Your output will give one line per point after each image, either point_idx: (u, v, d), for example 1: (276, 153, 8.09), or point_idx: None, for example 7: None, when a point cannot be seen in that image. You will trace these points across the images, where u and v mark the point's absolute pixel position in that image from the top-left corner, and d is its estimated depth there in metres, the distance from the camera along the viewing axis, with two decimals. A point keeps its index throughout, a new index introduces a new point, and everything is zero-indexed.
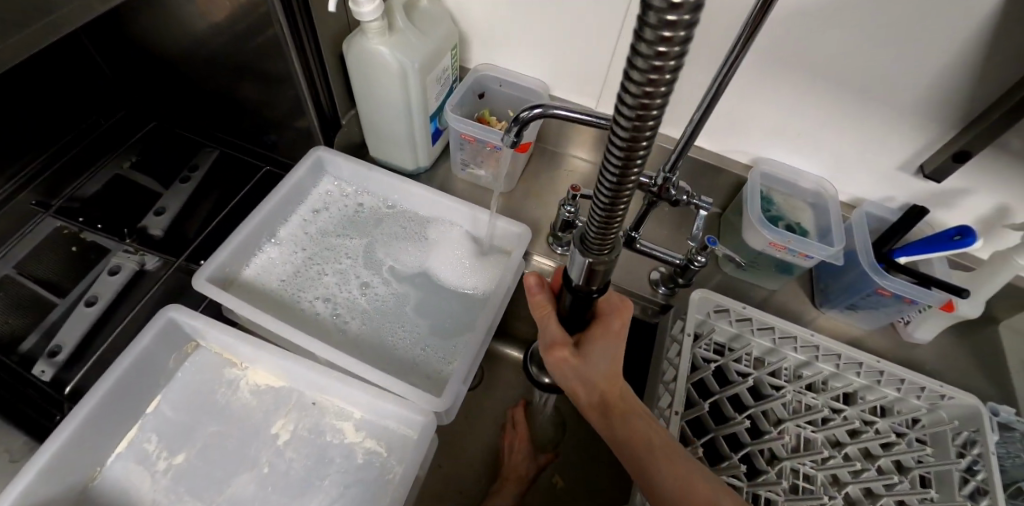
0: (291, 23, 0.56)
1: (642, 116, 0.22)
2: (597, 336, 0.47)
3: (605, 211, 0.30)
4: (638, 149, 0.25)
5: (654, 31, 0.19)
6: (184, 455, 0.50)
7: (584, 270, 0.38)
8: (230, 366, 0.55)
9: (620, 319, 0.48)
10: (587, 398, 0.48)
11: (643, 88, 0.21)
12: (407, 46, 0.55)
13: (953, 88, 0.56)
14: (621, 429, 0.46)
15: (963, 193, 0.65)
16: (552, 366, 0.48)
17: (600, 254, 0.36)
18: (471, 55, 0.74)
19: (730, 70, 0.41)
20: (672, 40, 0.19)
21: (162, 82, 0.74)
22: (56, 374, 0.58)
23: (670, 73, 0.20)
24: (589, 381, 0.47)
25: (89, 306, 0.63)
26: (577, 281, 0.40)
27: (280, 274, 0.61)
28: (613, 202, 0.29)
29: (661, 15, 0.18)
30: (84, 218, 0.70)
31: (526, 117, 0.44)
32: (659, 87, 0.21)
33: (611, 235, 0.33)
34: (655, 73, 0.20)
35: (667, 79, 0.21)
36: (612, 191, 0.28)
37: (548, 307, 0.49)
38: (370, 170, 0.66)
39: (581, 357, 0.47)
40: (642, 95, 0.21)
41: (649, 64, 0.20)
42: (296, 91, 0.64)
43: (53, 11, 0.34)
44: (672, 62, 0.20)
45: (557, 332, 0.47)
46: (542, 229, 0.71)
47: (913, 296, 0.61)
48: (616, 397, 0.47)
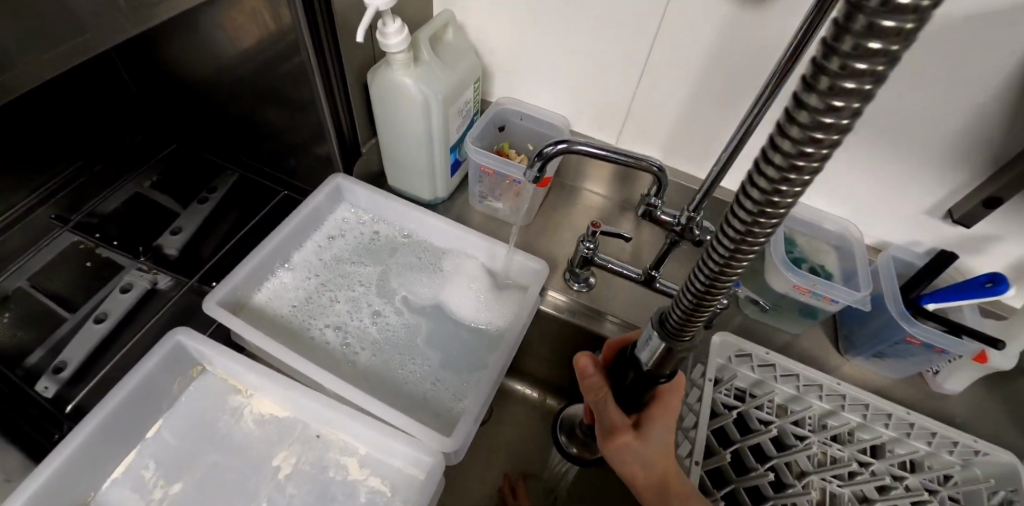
0: (318, 52, 0.57)
1: (779, 193, 0.21)
2: (660, 416, 0.43)
3: (702, 293, 0.29)
4: (759, 230, 0.23)
5: (822, 98, 0.17)
6: (181, 484, 0.48)
7: (657, 352, 0.36)
8: (235, 393, 0.54)
9: (681, 394, 0.43)
10: (642, 480, 0.45)
11: (784, 173, 0.20)
12: (432, 78, 0.56)
13: (983, 131, 0.55)
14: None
15: (995, 239, 0.63)
16: (609, 448, 0.44)
17: (681, 341, 0.34)
18: (493, 89, 0.75)
19: (762, 108, 0.40)
20: (845, 107, 0.17)
21: (188, 105, 0.76)
22: (58, 391, 0.57)
23: (818, 161, 0.19)
24: (648, 464, 0.43)
25: (97, 323, 0.62)
26: (645, 366, 0.38)
27: (291, 299, 0.60)
28: (716, 283, 0.28)
29: (837, 81, 0.17)
30: (101, 234, 0.70)
31: (548, 153, 0.44)
32: (803, 174, 0.20)
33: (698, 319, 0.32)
34: (810, 149, 0.19)
35: (813, 167, 0.20)
36: (716, 272, 0.27)
37: (603, 387, 0.44)
38: (387, 199, 0.66)
39: (643, 439, 0.43)
40: (781, 180, 0.20)
41: (803, 139, 0.19)
42: (319, 118, 0.64)
43: (90, 28, 0.34)
44: (830, 140, 0.18)
45: (615, 415, 0.43)
46: (559, 264, 0.70)
47: (944, 345, 0.59)
48: (674, 478, 0.44)
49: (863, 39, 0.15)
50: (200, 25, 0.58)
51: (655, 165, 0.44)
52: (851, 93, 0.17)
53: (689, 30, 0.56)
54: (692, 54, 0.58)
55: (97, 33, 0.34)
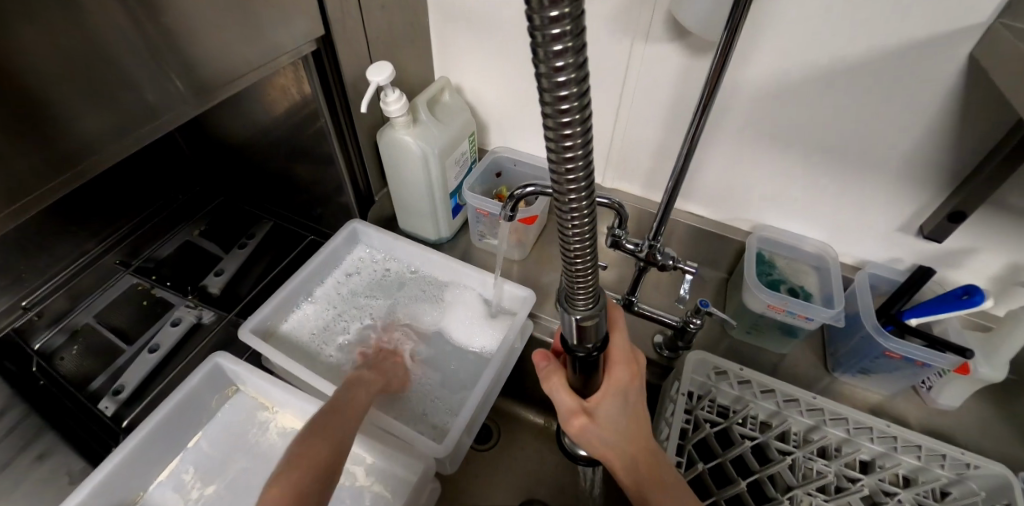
0: (336, 117, 0.69)
1: (570, 175, 0.25)
2: (610, 394, 0.46)
3: (576, 279, 0.32)
4: (575, 198, 0.26)
5: (554, 108, 0.22)
6: (215, 486, 0.56)
7: (574, 329, 0.37)
8: (263, 409, 0.62)
9: (630, 372, 0.47)
10: (610, 459, 0.48)
11: (562, 144, 0.23)
12: (428, 135, 0.65)
13: (933, 153, 0.60)
14: (653, 499, 0.46)
15: (967, 253, 0.66)
16: (571, 431, 0.48)
17: (587, 310, 0.35)
18: (489, 140, 0.85)
19: (695, 131, 0.49)
20: (570, 108, 0.22)
21: (232, 165, 0.88)
22: (116, 410, 0.67)
23: (580, 123, 0.23)
24: (613, 445, 0.47)
25: (151, 353, 0.72)
26: (571, 342, 0.39)
27: (313, 329, 0.68)
28: (579, 271, 0.31)
29: (550, 63, 0.20)
30: (156, 276, 0.81)
31: (519, 195, 0.51)
32: (576, 138, 0.23)
33: (591, 291, 0.33)
34: (564, 119, 0.22)
35: (581, 129, 0.23)
36: (572, 247, 0.29)
37: (557, 377, 0.48)
38: (396, 240, 0.74)
39: (597, 419, 0.46)
40: (563, 152, 0.24)
41: (558, 133, 0.23)
42: (337, 171, 0.75)
43: (164, 114, 0.44)
44: (576, 125, 0.23)
45: (571, 403, 0.46)
46: (552, 292, 0.76)
47: (926, 359, 0.61)
48: (642, 459, 0.48)
49: (547, 30, 0.19)
50: (243, 103, 0.71)
51: (617, 203, 0.50)
52: (564, 69, 0.21)
53: (649, 80, 0.64)
54: (660, 90, 0.65)
55: (173, 115, 0.45)
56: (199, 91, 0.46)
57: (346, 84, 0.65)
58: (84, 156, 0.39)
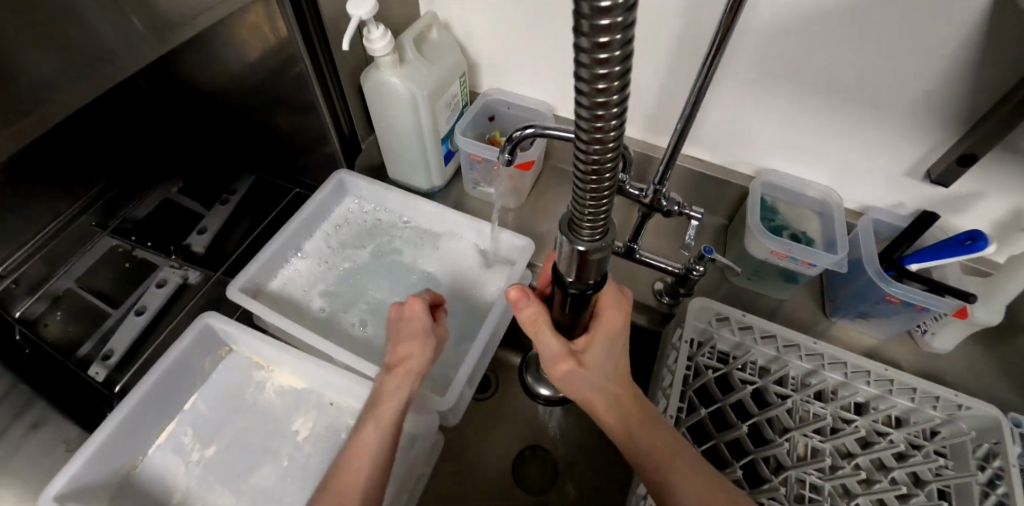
0: (313, 59, 0.63)
1: (600, 103, 0.22)
2: (599, 338, 0.47)
3: (587, 207, 0.30)
4: (603, 128, 0.24)
5: (591, 38, 0.20)
6: (215, 447, 0.56)
7: (573, 262, 0.36)
8: (259, 368, 0.61)
9: (619, 315, 0.48)
10: (596, 403, 0.47)
11: (594, 68, 0.21)
12: (416, 76, 0.60)
13: (952, 93, 0.56)
14: (641, 441, 0.45)
15: (973, 197, 0.64)
16: (557, 377, 0.48)
17: (593, 240, 0.33)
18: (481, 82, 0.79)
19: (710, 68, 0.45)
20: (611, 42, 0.19)
21: (205, 114, 0.83)
22: (108, 375, 0.66)
23: (620, 49, 0.20)
24: (599, 387, 0.47)
25: (138, 315, 0.70)
26: (570, 276, 0.38)
27: (303, 285, 0.66)
28: (593, 201, 0.29)
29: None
30: (136, 237, 0.78)
31: (518, 137, 0.48)
32: (613, 65, 0.21)
33: (601, 225, 0.32)
34: (603, 39, 0.19)
35: (620, 56, 0.20)
36: (586, 180, 0.27)
37: (541, 320, 0.46)
38: (386, 189, 0.71)
39: (585, 363, 0.46)
40: (595, 76, 0.21)
41: (593, 60, 0.20)
42: (320, 120, 0.70)
43: (123, 56, 0.40)
44: (617, 47, 0.20)
45: (558, 344, 0.46)
46: (549, 242, 0.74)
47: (925, 303, 0.61)
48: (629, 402, 0.47)
49: None
50: (212, 45, 0.65)
51: (620, 144, 0.47)
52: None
53: (654, 13, 0.59)
54: (666, 23, 0.60)
55: (132, 58, 0.41)
56: (157, 30, 0.41)
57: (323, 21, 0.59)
58: (32, 104, 0.35)
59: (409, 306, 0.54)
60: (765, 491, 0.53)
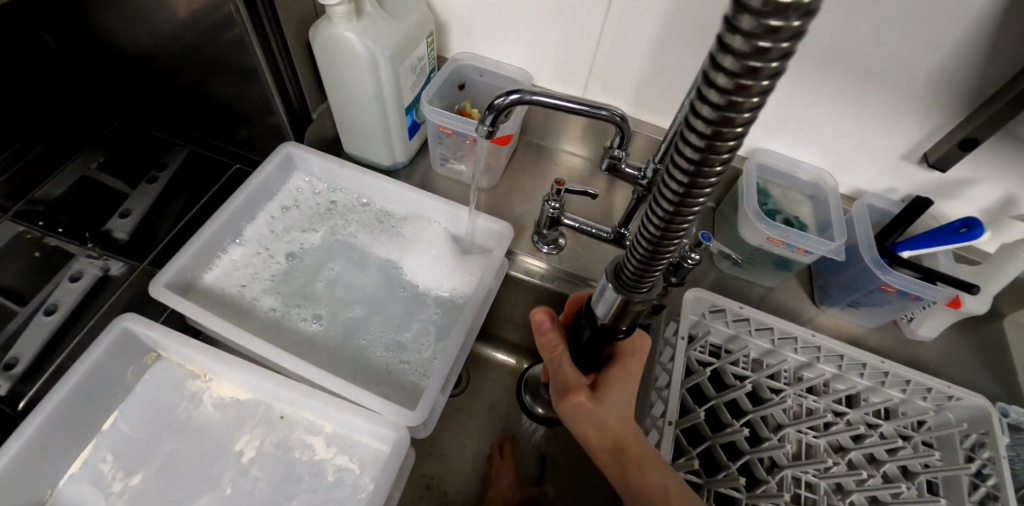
0: (253, 12, 0.53)
1: (705, 167, 0.20)
2: (616, 379, 0.43)
3: (643, 265, 0.29)
4: (696, 195, 0.22)
5: (756, 20, 0.14)
6: (142, 475, 0.47)
7: (614, 308, 0.34)
8: (193, 378, 0.52)
9: (640, 359, 0.44)
10: (598, 443, 0.44)
11: (713, 125, 0.18)
12: (376, 32, 0.51)
13: (959, 74, 0.53)
14: (633, 480, 0.42)
15: (966, 183, 0.62)
16: (563, 407, 0.45)
17: (636, 294, 0.33)
18: (450, 45, 0.71)
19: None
20: (782, 28, 0.14)
21: (127, 76, 0.71)
22: (11, 388, 0.55)
23: (754, 102, 0.17)
24: (603, 428, 0.43)
25: (48, 315, 0.59)
26: (603, 321, 0.37)
27: (242, 278, 0.57)
28: (650, 261, 0.28)
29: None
30: (45, 222, 0.66)
31: (501, 105, 0.42)
32: (734, 124, 0.18)
33: (652, 275, 0.30)
34: (739, 93, 0.17)
35: (746, 115, 0.18)
36: (657, 236, 0.25)
37: (561, 346, 0.45)
38: (343, 166, 0.62)
39: (597, 400, 0.43)
40: (710, 135, 0.19)
41: (720, 113, 0.18)
42: (262, 85, 0.61)
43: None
44: (733, 134, 0.18)
45: (571, 374, 0.44)
46: (527, 227, 0.67)
47: (919, 292, 0.59)
48: (630, 442, 0.43)
49: None
50: None
51: (617, 115, 0.42)
52: (777, 30, 0.14)
53: None
54: None
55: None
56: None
57: None
58: None
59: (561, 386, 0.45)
60: (761, 493, 0.50)
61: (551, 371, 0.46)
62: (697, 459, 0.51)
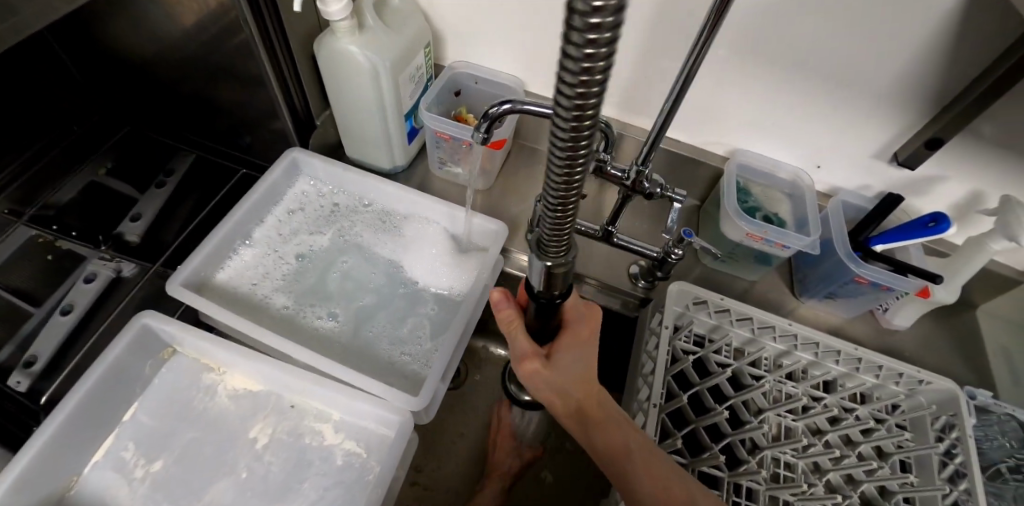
0: (259, 25, 0.56)
1: (575, 135, 0.22)
2: (567, 344, 0.47)
3: (554, 228, 0.31)
4: (573, 158, 0.24)
5: (581, 31, 0.17)
6: (162, 462, 0.50)
7: (542, 274, 0.37)
8: (208, 371, 0.56)
9: (589, 325, 0.48)
10: (562, 407, 0.48)
11: (573, 101, 0.20)
12: (377, 44, 0.55)
13: (924, 79, 0.57)
14: (596, 435, 0.46)
15: (935, 180, 0.66)
16: (525, 377, 0.48)
17: (557, 256, 0.35)
18: (445, 53, 0.74)
19: (700, 51, 0.41)
20: (599, 38, 0.17)
21: (135, 85, 0.74)
22: (31, 385, 0.58)
23: (598, 85, 0.19)
24: (563, 392, 0.47)
25: (64, 315, 0.62)
26: (537, 287, 0.39)
27: (253, 276, 0.60)
28: (558, 225, 0.30)
29: (583, 34, 0.17)
30: (59, 226, 0.69)
31: (494, 113, 0.45)
32: (588, 100, 0.20)
33: (564, 236, 0.32)
34: (585, 74, 0.19)
35: (596, 92, 0.20)
36: (557, 200, 0.27)
37: (516, 319, 0.47)
38: (346, 169, 0.66)
39: (552, 367, 0.46)
40: (573, 109, 0.21)
41: (573, 91, 0.20)
42: (268, 93, 0.64)
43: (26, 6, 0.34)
44: (590, 110, 0.21)
45: (526, 346, 0.46)
46: (521, 226, 0.71)
47: (890, 283, 0.62)
48: (589, 402, 0.47)
49: (586, 17, 0.16)
50: (137, 4, 0.56)
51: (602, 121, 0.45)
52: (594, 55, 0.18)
53: None
54: None
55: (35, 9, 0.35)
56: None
57: None
58: None
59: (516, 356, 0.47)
60: (741, 472, 0.53)
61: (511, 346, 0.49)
62: (681, 440, 0.54)
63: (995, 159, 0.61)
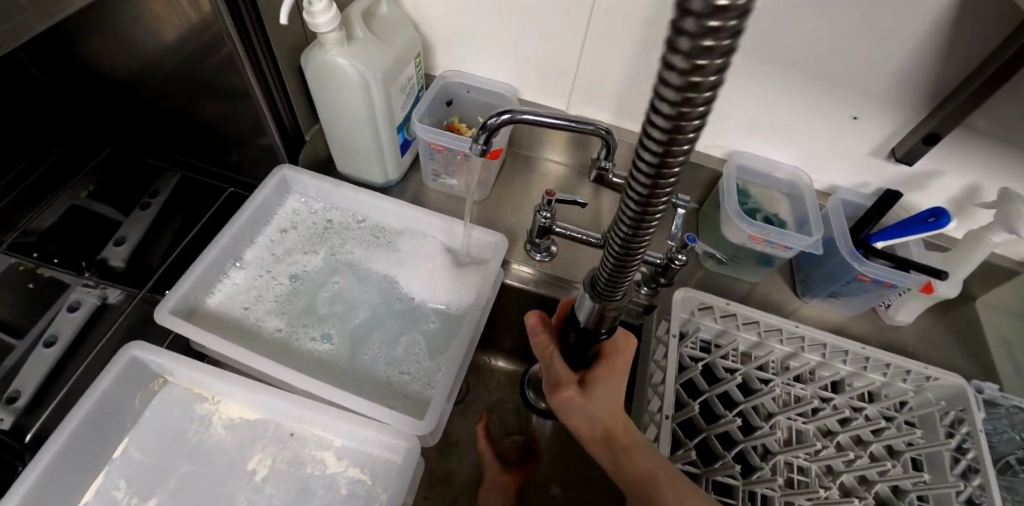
0: (245, 40, 0.54)
1: (655, 190, 0.23)
2: (603, 374, 0.46)
3: (614, 272, 0.32)
4: (650, 210, 0.24)
5: (699, 19, 0.15)
6: (156, 499, 0.48)
7: (592, 315, 0.38)
8: (202, 401, 0.53)
9: (625, 358, 0.47)
10: (591, 435, 0.46)
11: (660, 156, 0.21)
12: (367, 56, 0.53)
13: (920, 74, 0.56)
14: (625, 469, 0.44)
15: (933, 175, 0.66)
16: (556, 403, 0.47)
17: (610, 299, 0.36)
18: (436, 63, 0.73)
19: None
20: (717, 46, 0.15)
21: (113, 106, 0.71)
22: (15, 422, 0.55)
23: (693, 133, 0.19)
24: (594, 421, 0.45)
25: (47, 347, 0.59)
26: (584, 324, 0.40)
27: (244, 299, 0.58)
28: (621, 265, 0.31)
29: (697, 40, 0.15)
30: (39, 253, 0.66)
31: (493, 125, 0.44)
32: (677, 154, 0.20)
33: (624, 279, 0.33)
34: (680, 125, 0.19)
35: (686, 144, 0.20)
36: (625, 245, 0.28)
37: (552, 346, 0.47)
38: (338, 186, 0.64)
39: (586, 395, 0.45)
40: (658, 162, 0.21)
41: (663, 141, 0.20)
42: (255, 108, 0.62)
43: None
44: (676, 165, 0.21)
45: (561, 371, 0.46)
46: (520, 237, 0.69)
47: (893, 280, 0.62)
48: (619, 432, 0.44)
49: (704, 19, 0.14)
50: (115, 21, 0.54)
51: (602, 129, 0.44)
52: (705, 69, 0.16)
53: None
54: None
55: (11, 29, 0.33)
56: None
57: None
58: None
59: (552, 378, 0.47)
60: (756, 480, 0.52)
61: (545, 373, 0.48)
62: (694, 450, 0.53)
63: (991, 153, 0.61)
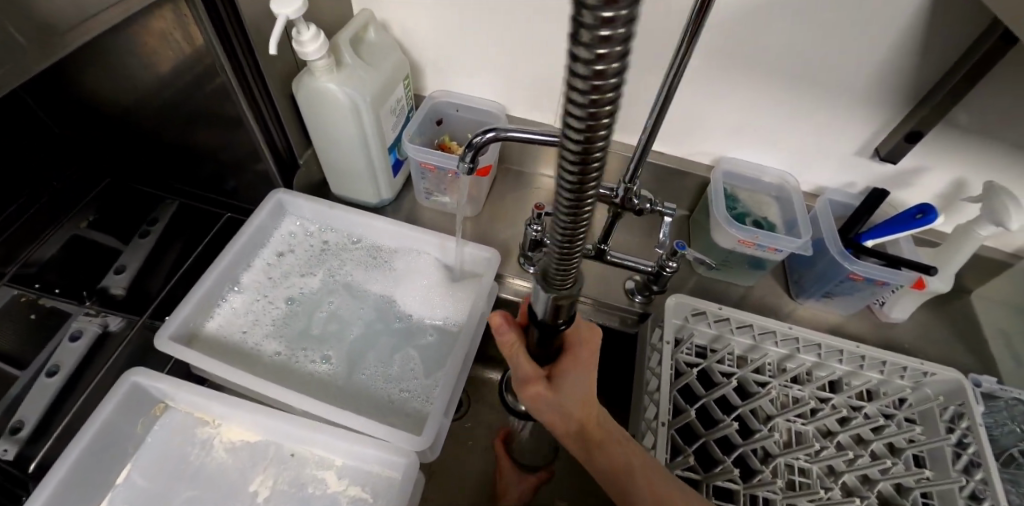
0: (237, 71, 0.56)
1: (583, 177, 0.24)
2: (569, 366, 0.46)
3: (560, 264, 0.32)
4: (583, 199, 0.25)
5: (595, 10, 0.16)
6: None
7: (548, 306, 0.38)
8: (203, 425, 0.54)
9: (589, 348, 0.47)
10: (564, 430, 0.47)
11: (581, 144, 0.22)
12: (356, 80, 0.55)
13: (897, 75, 0.58)
14: (601, 459, 0.46)
15: (918, 172, 0.66)
16: (525, 398, 0.47)
17: (562, 289, 0.36)
18: (425, 84, 0.74)
19: (680, 64, 0.41)
20: (613, 36, 0.17)
21: (111, 139, 0.73)
22: (19, 452, 0.56)
23: (607, 120, 0.21)
24: (566, 415, 0.46)
25: (50, 377, 0.60)
26: (542, 316, 0.40)
27: (242, 324, 0.59)
28: (567, 255, 0.31)
29: (594, 32, 0.17)
30: (40, 284, 0.67)
31: (478, 143, 0.45)
32: (596, 141, 0.22)
33: (572, 269, 0.33)
34: (592, 111, 0.20)
35: (603, 133, 0.21)
36: (565, 236, 0.29)
37: (516, 342, 0.46)
38: (332, 208, 0.65)
39: (554, 390, 0.45)
40: (580, 152, 0.22)
41: (583, 128, 0.21)
42: (249, 135, 0.64)
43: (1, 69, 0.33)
44: (598, 149, 0.22)
45: (528, 367, 0.45)
46: (513, 250, 0.70)
47: (885, 278, 0.63)
48: (591, 425, 0.46)
49: (598, 11, 0.16)
50: (111, 58, 0.56)
51: None
52: (607, 59, 0.17)
53: None
54: None
55: (11, 69, 0.34)
56: (41, 37, 0.35)
57: (245, 27, 0.53)
58: None
59: (519, 374, 0.46)
60: (757, 483, 0.52)
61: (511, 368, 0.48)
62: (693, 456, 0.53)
63: (974, 148, 0.62)
